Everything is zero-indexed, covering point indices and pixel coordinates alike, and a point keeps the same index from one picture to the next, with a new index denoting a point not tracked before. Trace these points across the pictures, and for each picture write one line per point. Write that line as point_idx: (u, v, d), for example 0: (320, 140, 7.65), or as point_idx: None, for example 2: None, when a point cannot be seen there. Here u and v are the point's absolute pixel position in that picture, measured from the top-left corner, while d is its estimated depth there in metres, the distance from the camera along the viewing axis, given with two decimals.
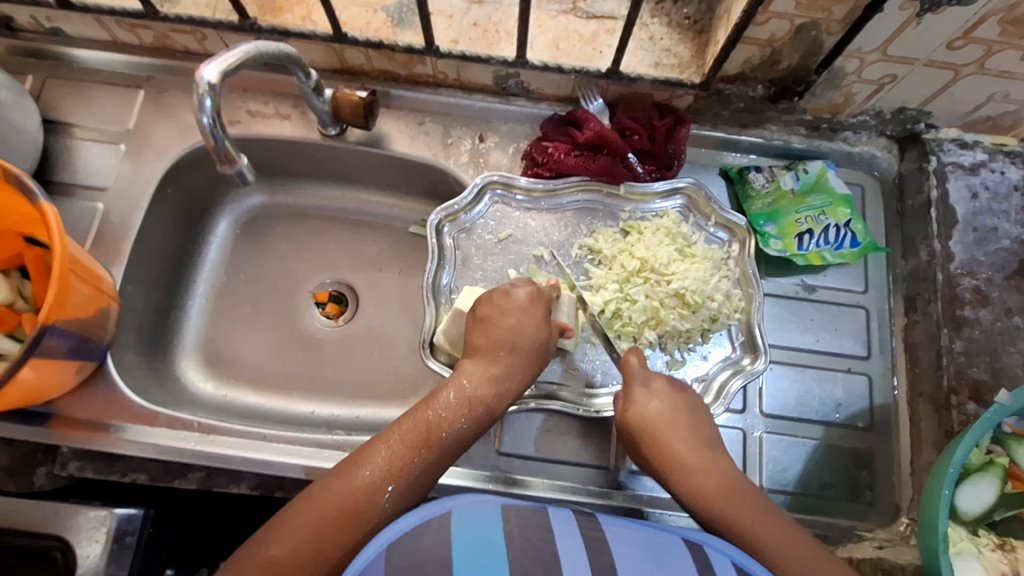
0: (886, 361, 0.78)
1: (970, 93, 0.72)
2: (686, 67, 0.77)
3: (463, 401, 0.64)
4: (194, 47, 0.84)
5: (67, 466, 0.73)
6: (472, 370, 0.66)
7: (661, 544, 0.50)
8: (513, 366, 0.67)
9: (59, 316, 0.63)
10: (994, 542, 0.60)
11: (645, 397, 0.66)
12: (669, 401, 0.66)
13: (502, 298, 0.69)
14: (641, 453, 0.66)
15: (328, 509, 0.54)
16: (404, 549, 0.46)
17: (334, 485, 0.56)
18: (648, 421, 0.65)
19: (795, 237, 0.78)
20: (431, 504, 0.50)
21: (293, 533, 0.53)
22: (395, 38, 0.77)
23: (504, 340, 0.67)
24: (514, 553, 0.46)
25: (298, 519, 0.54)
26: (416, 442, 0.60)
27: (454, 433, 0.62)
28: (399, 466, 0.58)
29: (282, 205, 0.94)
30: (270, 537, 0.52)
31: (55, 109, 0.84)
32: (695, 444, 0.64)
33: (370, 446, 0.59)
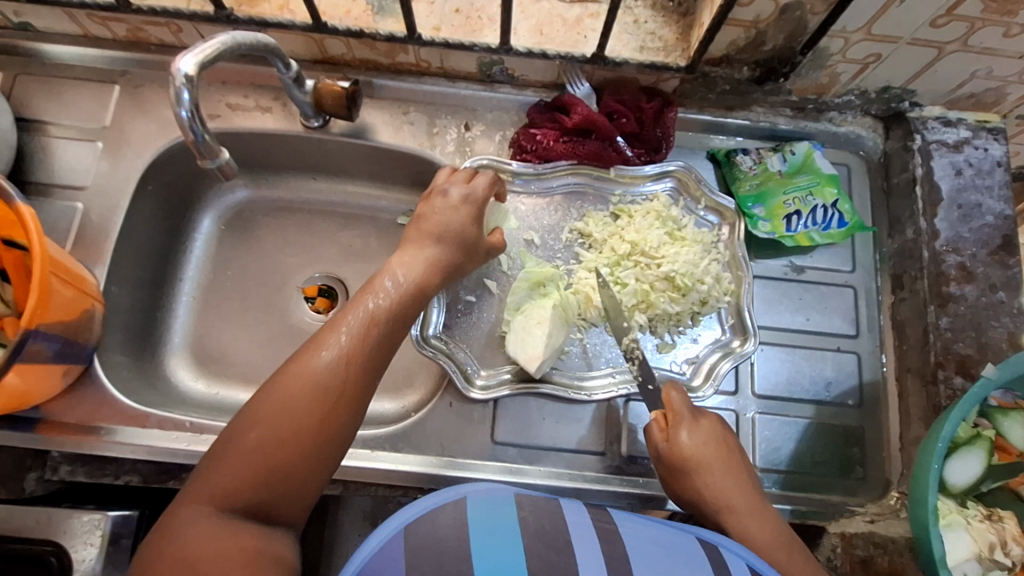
0: (874, 339, 0.79)
1: (953, 71, 0.72)
2: (672, 50, 0.76)
3: (399, 288, 0.62)
4: (170, 40, 0.82)
5: (59, 471, 0.71)
6: (402, 259, 0.65)
7: (673, 539, 0.52)
8: (443, 253, 0.66)
9: (42, 320, 0.62)
10: (982, 513, 0.62)
11: (693, 433, 0.63)
12: (716, 438, 0.64)
13: (439, 196, 0.69)
14: (687, 490, 0.63)
15: (291, 392, 0.53)
16: (422, 531, 0.47)
17: (289, 374, 0.54)
18: (698, 457, 0.62)
19: (783, 218, 0.78)
20: (445, 490, 0.51)
21: (264, 420, 0.52)
22: (377, 26, 0.76)
23: (437, 231, 0.66)
24: (529, 540, 0.48)
25: (264, 406, 0.52)
26: (362, 321, 0.58)
27: (400, 309, 0.61)
28: (354, 343, 0.56)
29: (267, 199, 0.93)
30: (241, 428, 0.52)
31: (27, 106, 0.82)
32: (740, 482, 0.62)
33: (321, 332, 0.57)
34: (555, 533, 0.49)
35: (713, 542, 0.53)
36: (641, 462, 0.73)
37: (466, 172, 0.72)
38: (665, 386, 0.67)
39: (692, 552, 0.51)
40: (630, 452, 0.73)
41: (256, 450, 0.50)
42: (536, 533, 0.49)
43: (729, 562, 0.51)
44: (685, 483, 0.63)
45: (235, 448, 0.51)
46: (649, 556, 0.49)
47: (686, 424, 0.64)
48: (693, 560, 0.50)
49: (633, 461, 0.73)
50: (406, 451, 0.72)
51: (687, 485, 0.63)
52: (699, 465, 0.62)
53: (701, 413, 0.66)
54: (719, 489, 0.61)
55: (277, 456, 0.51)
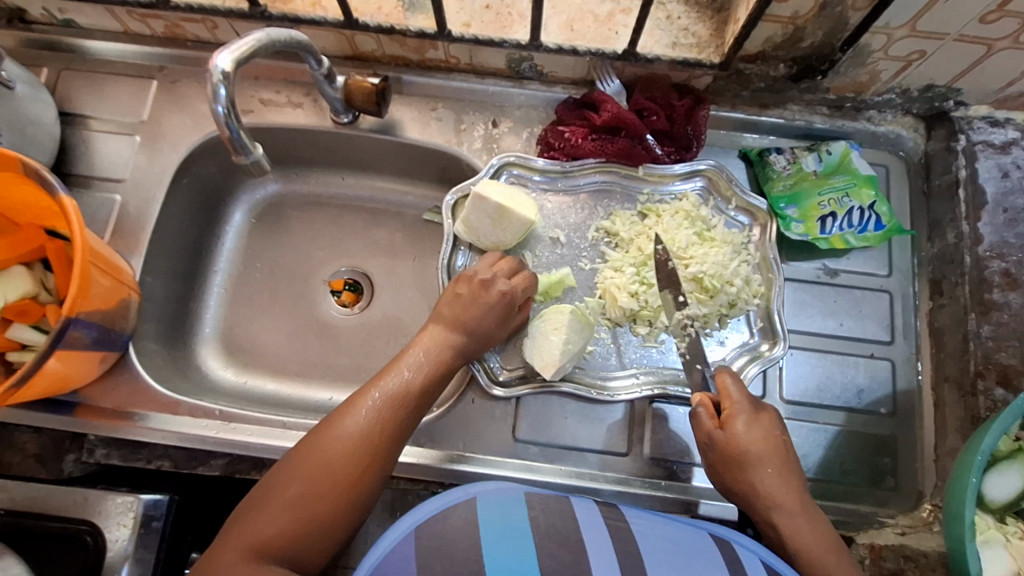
0: (910, 346, 0.76)
1: (1002, 69, 0.69)
2: (705, 46, 0.75)
3: (428, 359, 0.63)
4: (206, 36, 0.84)
5: (94, 453, 0.74)
6: (430, 333, 0.65)
7: (684, 536, 0.54)
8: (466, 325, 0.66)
9: (82, 307, 0.64)
10: (1022, 531, 0.59)
11: (749, 429, 0.61)
12: (772, 437, 0.62)
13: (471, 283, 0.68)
14: (736, 482, 0.61)
15: (323, 459, 0.55)
16: (432, 532, 0.49)
17: (320, 441, 0.57)
18: (752, 454, 0.60)
19: (817, 220, 0.76)
20: (455, 490, 0.53)
21: (297, 479, 0.55)
22: (407, 23, 0.76)
23: (462, 321, 0.66)
24: (539, 537, 0.50)
25: (297, 469, 0.55)
26: (393, 387, 0.60)
27: (426, 383, 0.62)
28: (383, 418, 0.58)
29: (296, 193, 0.94)
30: (275, 488, 0.55)
31: (69, 101, 0.84)
32: (793, 484, 0.61)
33: (351, 401, 0.59)
34: (566, 532, 0.51)
35: (724, 537, 0.55)
36: (664, 464, 0.73)
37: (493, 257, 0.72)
38: (718, 371, 0.66)
39: (704, 548, 0.53)
40: (652, 454, 0.73)
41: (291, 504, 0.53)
42: (546, 530, 0.51)
43: (742, 558, 0.52)
44: (734, 474, 0.61)
45: (267, 506, 0.54)
46: (660, 553, 0.51)
47: (743, 414, 0.62)
48: (705, 558, 0.51)
49: (656, 463, 0.73)
50: (427, 446, 0.72)
51: (736, 478, 0.61)
52: (753, 458, 0.60)
53: (762, 409, 0.64)
54: (771, 486, 0.60)
55: (309, 517, 0.53)
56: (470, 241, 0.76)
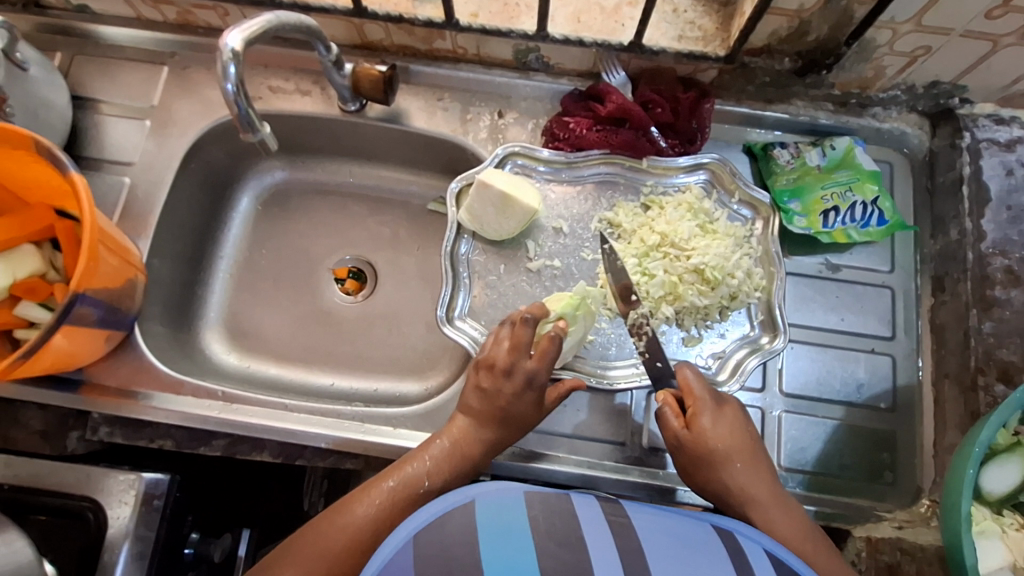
0: (911, 342, 0.76)
1: (1008, 66, 0.69)
2: (711, 40, 0.75)
3: (455, 453, 0.63)
4: (217, 24, 0.85)
5: (98, 431, 0.75)
6: (463, 429, 0.65)
7: (687, 529, 0.51)
8: (497, 438, 0.65)
9: (89, 285, 0.65)
10: (1020, 522, 0.59)
11: (714, 424, 0.62)
12: (738, 430, 0.63)
13: (521, 382, 0.64)
14: (709, 482, 0.62)
15: (326, 546, 0.55)
16: (431, 538, 0.48)
17: (324, 525, 0.57)
18: (720, 448, 0.61)
19: (820, 214, 0.76)
20: (453, 494, 0.51)
21: (298, 563, 0.54)
22: (415, 12, 0.77)
23: (500, 414, 0.65)
24: (539, 536, 0.48)
25: (299, 552, 0.55)
26: (409, 479, 0.60)
27: (445, 476, 0.62)
28: (393, 509, 0.58)
29: (303, 181, 0.95)
30: (275, 568, 0.54)
31: (81, 85, 0.85)
32: (763, 476, 0.61)
33: (366, 487, 0.60)
34: (565, 530, 0.48)
35: (728, 529, 0.53)
36: (663, 454, 0.73)
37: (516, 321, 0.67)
38: (678, 366, 0.67)
39: (708, 541, 0.50)
40: (651, 443, 0.73)
41: None
42: (546, 530, 0.48)
43: (746, 550, 0.51)
44: (707, 472, 0.61)
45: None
46: (663, 549, 0.48)
47: (708, 411, 0.63)
48: (711, 550, 0.49)
49: (654, 452, 0.73)
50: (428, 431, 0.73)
51: (708, 475, 0.61)
52: (722, 455, 0.61)
53: (728, 406, 0.65)
54: (742, 481, 0.61)
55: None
56: (474, 230, 0.77)
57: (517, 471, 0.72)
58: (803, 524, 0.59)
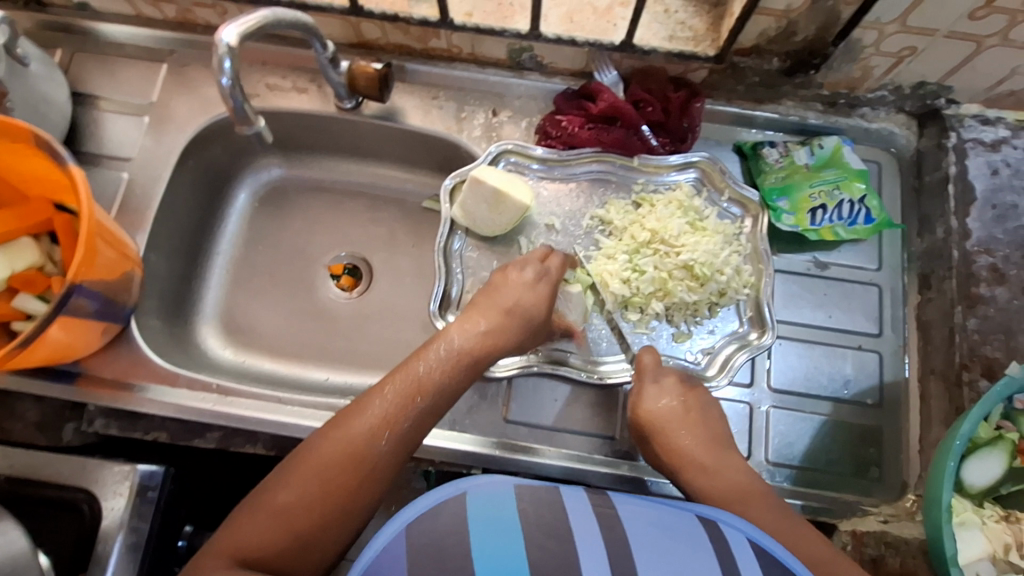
0: (898, 339, 0.77)
1: (992, 67, 0.71)
2: (701, 40, 0.76)
3: (453, 354, 0.63)
4: (215, 22, 0.86)
5: (93, 423, 0.75)
6: (465, 325, 0.66)
7: (673, 519, 0.51)
8: (507, 327, 0.67)
9: (86, 276, 0.66)
10: (999, 513, 0.60)
11: (654, 395, 0.67)
12: (680, 400, 0.67)
13: (519, 274, 0.71)
14: (652, 451, 0.67)
15: (326, 460, 0.55)
16: (422, 530, 0.47)
17: (329, 434, 0.56)
18: (657, 418, 0.66)
19: (808, 212, 0.77)
20: (445, 484, 0.50)
21: (298, 481, 0.54)
22: (411, 11, 0.78)
23: (507, 305, 0.68)
24: (528, 529, 0.48)
25: (300, 470, 0.55)
26: (409, 385, 0.60)
27: (446, 377, 0.62)
28: (393, 417, 0.58)
29: (299, 178, 0.96)
30: (275, 487, 0.54)
31: (81, 81, 0.86)
32: (703, 443, 0.65)
33: (365, 397, 0.59)
34: (555, 523, 0.48)
35: (713, 519, 0.52)
36: None
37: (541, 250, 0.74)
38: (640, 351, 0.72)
39: (693, 533, 0.50)
40: None
41: (294, 508, 0.53)
42: (535, 521, 0.48)
43: (729, 539, 0.50)
44: (654, 445, 0.66)
45: (265, 506, 0.53)
46: (649, 544, 0.48)
47: (650, 384, 0.68)
48: (695, 542, 0.49)
49: None
50: None
51: (654, 446, 0.66)
52: (659, 424, 0.66)
53: (677, 381, 0.69)
54: (678, 447, 0.65)
55: (304, 524, 0.52)
56: (467, 226, 0.78)
57: (508, 465, 0.72)
58: (747, 484, 0.61)
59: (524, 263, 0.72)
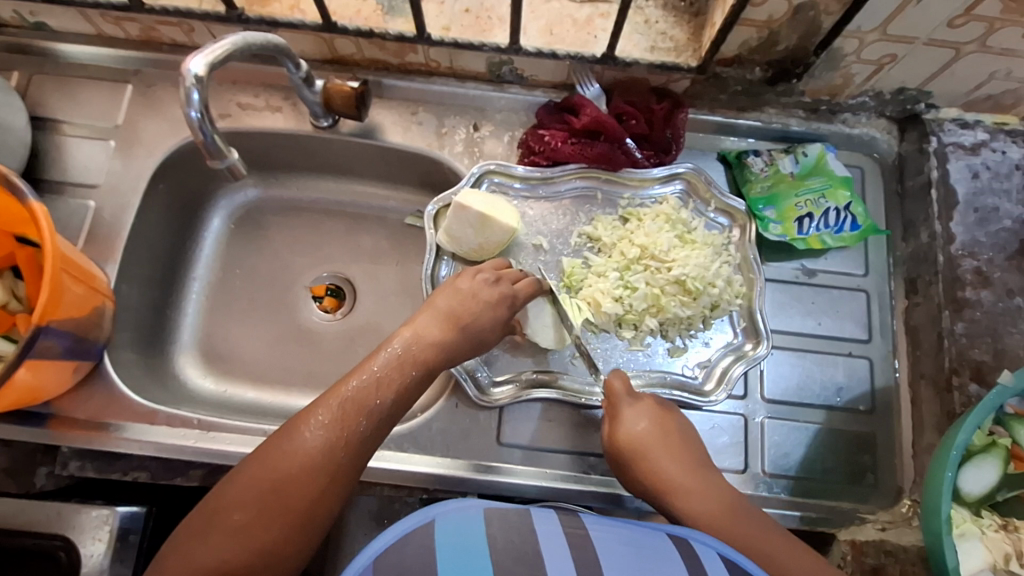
0: (888, 344, 0.78)
1: (971, 72, 0.71)
2: (683, 50, 0.76)
3: (405, 358, 0.61)
4: (182, 40, 0.83)
5: (68, 466, 0.72)
6: (420, 330, 0.63)
7: (645, 536, 0.52)
8: (457, 344, 0.65)
9: (53, 316, 0.62)
10: (997, 522, 0.60)
11: (631, 418, 0.67)
12: (654, 422, 0.67)
13: (480, 283, 0.68)
14: (630, 473, 0.66)
15: (280, 476, 0.52)
16: (390, 562, 0.46)
17: (280, 446, 0.54)
18: (635, 441, 0.65)
19: (795, 221, 0.77)
20: (413, 513, 0.50)
21: (253, 500, 0.51)
22: (386, 26, 0.76)
23: (462, 318, 0.65)
24: (497, 555, 0.47)
25: (252, 486, 0.52)
26: (358, 392, 0.57)
27: (397, 383, 0.59)
28: (345, 426, 0.55)
29: (276, 198, 0.93)
30: (228, 506, 0.51)
31: (40, 105, 0.82)
32: (683, 463, 0.64)
33: (316, 405, 0.56)
34: (524, 545, 0.48)
35: (683, 536, 0.53)
36: None
37: (502, 262, 0.73)
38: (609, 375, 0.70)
39: (664, 549, 0.51)
40: None
41: (248, 526, 0.51)
42: (504, 546, 0.48)
43: (701, 555, 0.51)
44: (633, 470, 0.65)
45: (221, 527, 0.50)
46: (620, 556, 0.49)
47: (627, 410, 0.68)
48: (666, 557, 0.49)
49: None
50: (412, 452, 0.72)
51: (632, 469, 0.65)
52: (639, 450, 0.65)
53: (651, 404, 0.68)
54: (664, 470, 0.64)
55: (265, 543, 0.50)
56: (453, 251, 0.76)
57: (505, 489, 0.71)
58: (727, 502, 0.61)
59: (483, 272, 0.69)
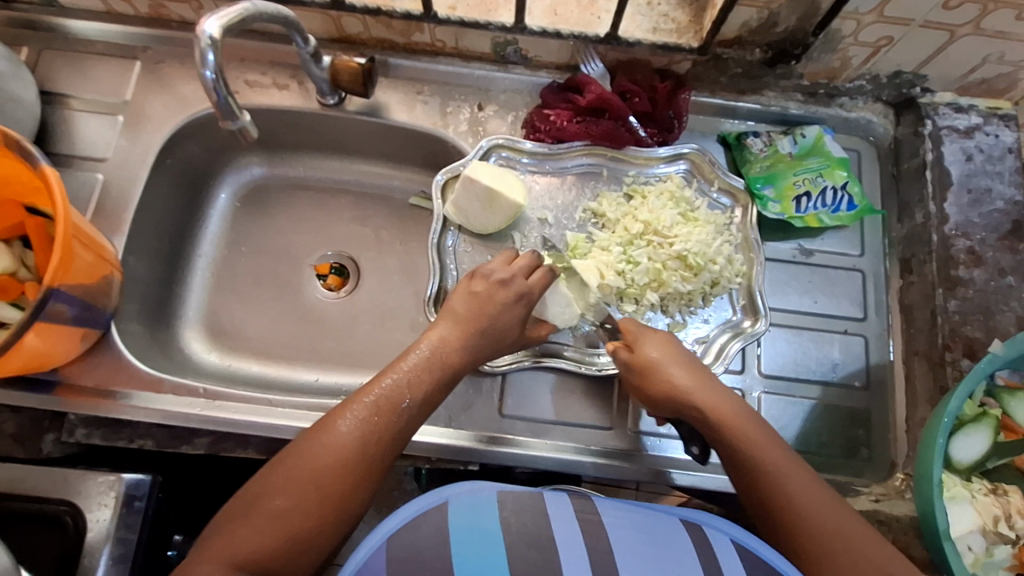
0: (883, 323, 0.79)
1: (965, 55, 0.73)
2: (684, 32, 0.77)
3: (434, 359, 0.64)
4: (190, 17, 0.84)
5: (75, 433, 0.73)
6: (444, 333, 0.65)
7: (656, 522, 0.53)
8: (479, 345, 0.67)
9: (63, 281, 0.63)
10: (987, 487, 0.62)
11: (644, 345, 0.67)
12: (663, 347, 0.67)
13: (499, 284, 0.69)
14: (648, 394, 0.66)
15: (319, 466, 0.55)
16: (404, 542, 0.49)
17: (318, 438, 0.56)
18: (647, 365, 0.66)
19: (793, 200, 0.78)
20: (429, 495, 0.52)
21: (293, 487, 0.54)
22: (393, 4, 0.77)
23: (483, 321, 0.67)
24: (510, 539, 0.50)
25: (291, 475, 0.54)
26: (394, 390, 0.60)
27: (427, 383, 0.62)
28: (380, 422, 0.58)
29: (281, 176, 0.95)
30: (268, 493, 0.53)
31: (50, 80, 0.83)
32: (696, 381, 0.64)
33: (351, 401, 0.59)
34: (536, 531, 0.50)
35: (695, 522, 0.54)
36: (648, 437, 0.74)
37: (509, 252, 0.72)
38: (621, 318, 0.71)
39: (675, 537, 0.52)
40: (636, 428, 0.74)
41: (287, 513, 0.52)
42: (517, 530, 0.50)
43: (712, 541, 0.53)
44: (648, 393, 0.66)
45: (261, 513, 0.52)
46: (631, 545, 0.50)
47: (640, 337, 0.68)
48: (678, 546, 0.51)
49: (639, 438, 0.74)
50: None
51: (648, 390, 0.66)
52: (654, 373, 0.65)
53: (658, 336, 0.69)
54: (683, 389, 0.64)
55: (302, 528, 0.52)
56: (460, 223, 0.78)
57: (506, 460, 0.72)
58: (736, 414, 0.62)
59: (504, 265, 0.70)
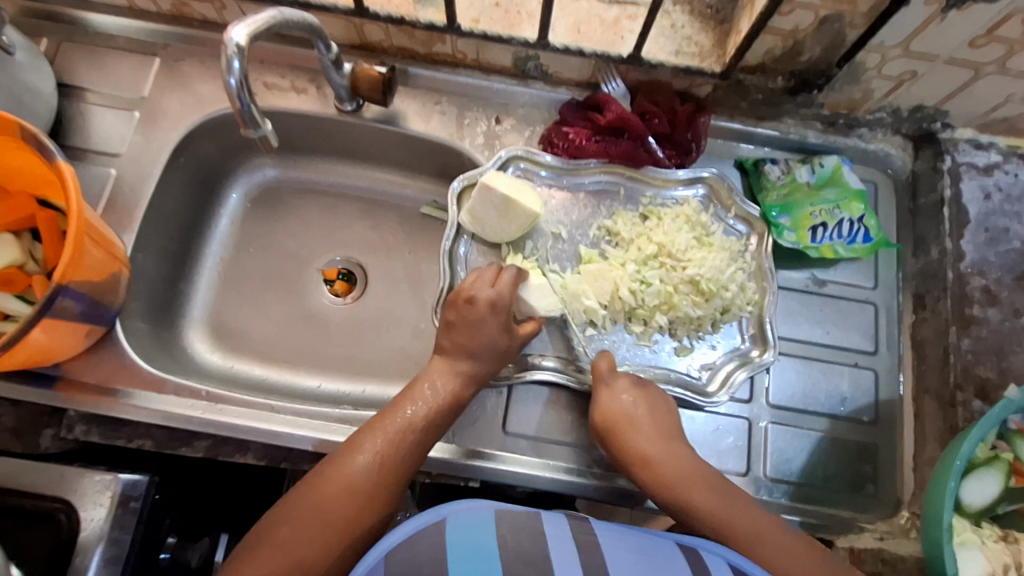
0: (893, 357, 0.78)
1: (988, 94, 0.72)
2: (707, 55, 0.77)
3: (439, 394, 0.66)
4: (213, 17, 0.84)
5: (74, 430, 0.72)
6: (439, 368, 0.68)
7: (652, 543, 0.53)
8: (476, 369, 0.68)
9: (73, 277, 0.63)
10: (997, 534, 0.61)
11: (610, 395, 0.68)
12: (636, 397, 0.68)
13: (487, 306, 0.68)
14: (609, 448, 0.68)
15: (327, 494, 0.58)
16: (402, 557, 0.48)
17: (325, 471, 0.59)
18: (612, 415, 0.67)
19: (808, 229, 0.78)
20: (427, 512, 0.52)
21: (299, 516, 0.56)
22: (417, 15, 0.77)
23: (469, 344, 0.68)
24: (506, 556, 0.48)
25: (298, 505, 0.57)
26: (400, 423, 0.63)
27: (436, 422, 0.65)
28: (388, 454, 0.61)
29: (294, 179, 0.94)
30: (276, 524, 0.56)
31: (68, 72, 0.83)
32: (658, 437, 0.66)
33: (360, 434, 0.62)
34: (537, 549, 0.49)
35: (692, 546, 0.54)
36: None
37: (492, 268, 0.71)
38: (596, 355, 0.72)
39: (671, 557, 0.51)
40: None
41: (292, 543, 0.55)
42: (513, 547, 0.49)
43: (709, 564, 0.51)
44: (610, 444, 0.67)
45: (270, 542, 0.55)
46: (627, 564, 0.50)
47: (607, 385, 0.69)
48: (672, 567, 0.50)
49: None
50: None
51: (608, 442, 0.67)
52: (618, 423, 0.67)
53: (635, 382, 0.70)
54: (647, 447, 0.65)
55: (307, 556, 0.54)
56: (474, 232, 0.77)
57: (506, 477, 0.71)
58: (689, 469, 0.63)
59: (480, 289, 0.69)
